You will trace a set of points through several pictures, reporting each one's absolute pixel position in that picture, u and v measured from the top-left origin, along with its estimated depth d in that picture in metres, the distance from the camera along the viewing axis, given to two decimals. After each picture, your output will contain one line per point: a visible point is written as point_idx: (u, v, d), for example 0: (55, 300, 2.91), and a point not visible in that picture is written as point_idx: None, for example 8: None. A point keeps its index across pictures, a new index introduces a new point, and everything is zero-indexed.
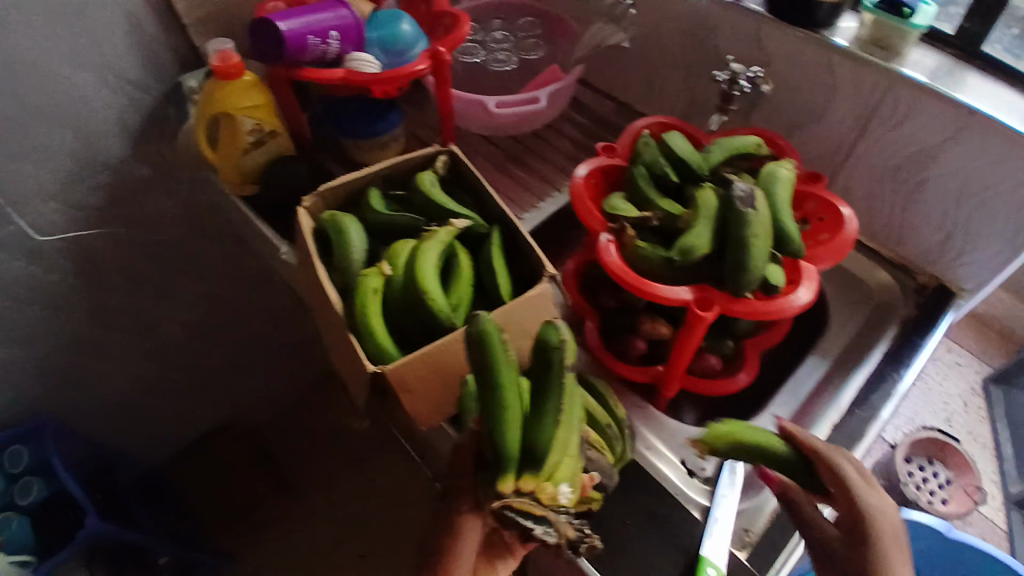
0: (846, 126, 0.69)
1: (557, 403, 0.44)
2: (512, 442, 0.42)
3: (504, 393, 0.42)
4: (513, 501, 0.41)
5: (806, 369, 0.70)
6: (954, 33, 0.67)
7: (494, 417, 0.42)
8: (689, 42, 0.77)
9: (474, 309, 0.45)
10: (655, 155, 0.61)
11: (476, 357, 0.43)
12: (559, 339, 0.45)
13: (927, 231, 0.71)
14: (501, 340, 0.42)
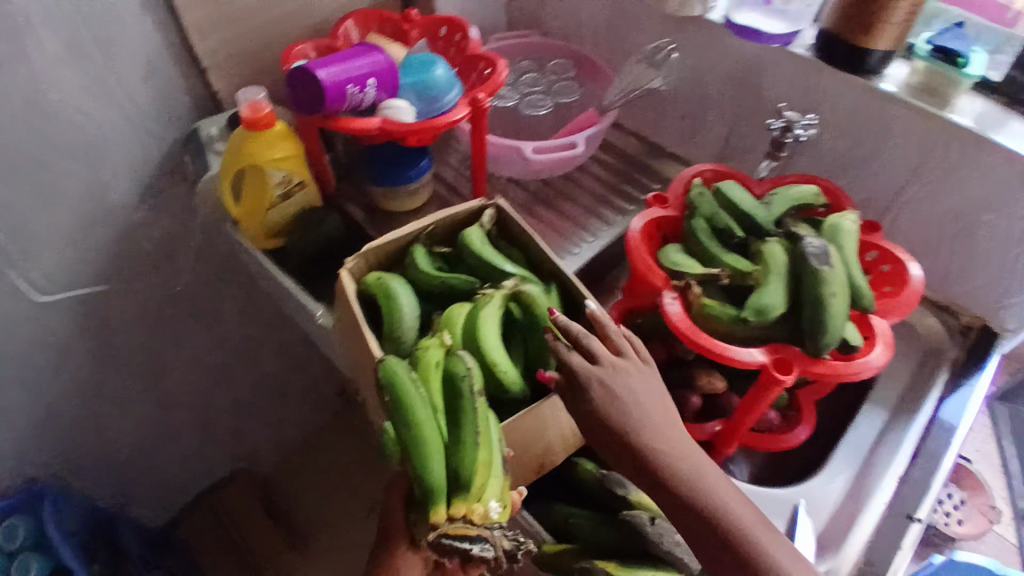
0: (897, 169, 0.67)
1: (474, 426, 0.42)
2: (436, 474, 0.40)
3: (420, 427, 0.42)
4: (447, 527, 0.39)
5: (863, 419, 0.65)
6: (1000, 81, 0.65)
7: (414, 449, 0.41)
8: (731, 84, 0.76)
9: (380, 355, 0.45)
10: (715, 209, 0.60)
11: (389, 402, 0.43)
12: (467, 368, 0.45)
13: (974, 276, 0.68)
14: (406, 374, 0.43)
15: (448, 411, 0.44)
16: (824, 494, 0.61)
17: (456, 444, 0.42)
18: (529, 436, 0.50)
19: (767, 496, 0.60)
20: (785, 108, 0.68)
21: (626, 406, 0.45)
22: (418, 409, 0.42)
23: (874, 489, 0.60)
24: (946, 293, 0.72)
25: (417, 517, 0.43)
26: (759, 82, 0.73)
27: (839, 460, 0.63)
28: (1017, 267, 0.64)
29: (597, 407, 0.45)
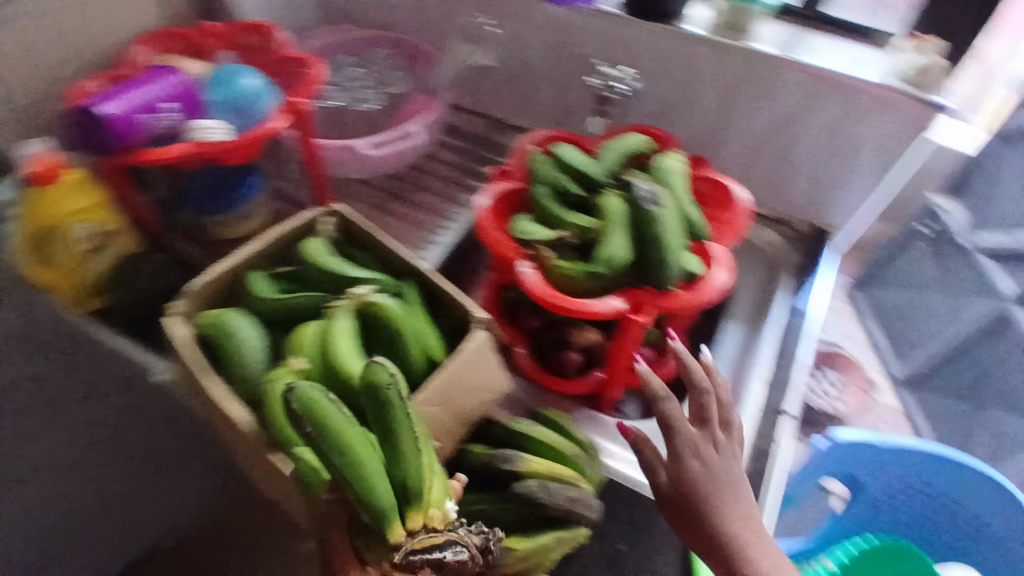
0: (713, 105, 0.72)
1: (409, 433, 0.42)
2: (383, 492, 0.39)
3: (355, 450, 0.40)
4: (411, 543, 0.39)
5: (725, 335, 0.72)
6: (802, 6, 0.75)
7: (356, 475, 0.40)
8: (550, 52, 0.76)
9: (288, 384, 0.42)
10: (553, 172, 0.61)
11: (312, 434, 0.41)
12: (390, 375, 0.42)
13: (797, 184, 0.75)
14: (329, 400, 0.41)
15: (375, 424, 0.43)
16: None
17: (394, 455, 0.41)
18: None
19: None
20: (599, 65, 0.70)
21: (727, 489, 0.50)
22: (338, 438, 0.40)
23: (745, 397, 0.66)
24: (777, 206, 0.78)
25: (371, 540, 0.42)
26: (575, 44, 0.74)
27: None
28: (827, 168, 0.72)
29: (705, 485, 0.50)
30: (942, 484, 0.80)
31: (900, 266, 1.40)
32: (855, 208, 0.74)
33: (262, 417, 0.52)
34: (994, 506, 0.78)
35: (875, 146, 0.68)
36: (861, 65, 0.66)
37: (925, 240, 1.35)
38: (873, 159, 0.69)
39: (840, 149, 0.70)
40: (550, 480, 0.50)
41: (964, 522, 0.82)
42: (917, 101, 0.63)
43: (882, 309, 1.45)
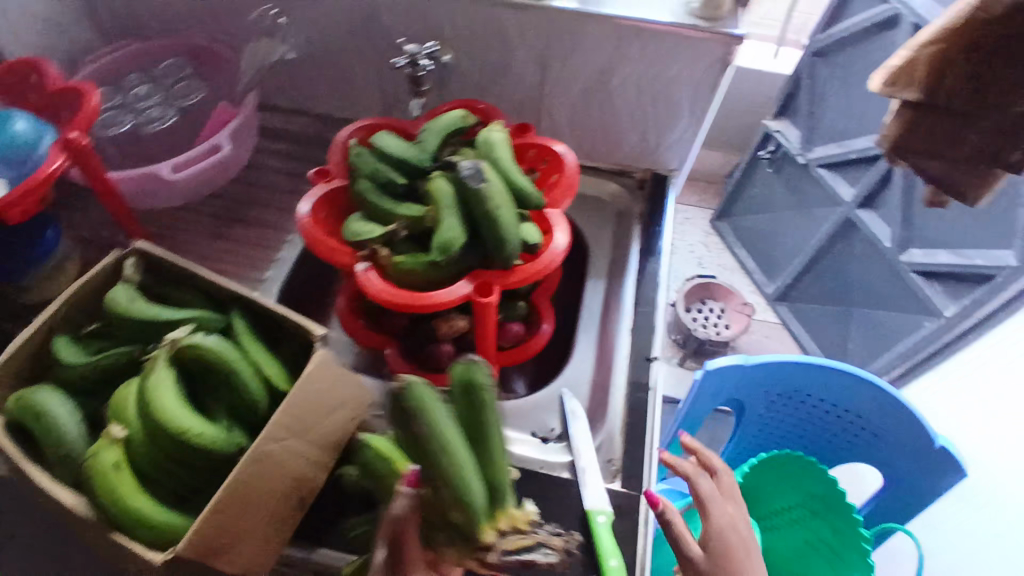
0: (531, 69, 0.70)
1: (502, 435, 0.43)
2: (481, 495, 0.39)
3: (457, 450, 0.39)
4: (507, 543, 0.40)
5: (589, 292, 0.73)
6: None
7: (461, 473, 0.38)
8: (355, 36, 0.70)
9: (405, 378, 0.40)
10: (374, 164, 0.57)
11: (423, 433, 0.39)
12: (490, 380, 0.43)
13: (629, 134, 0.76)
14: (440, 402, 0.39)
15: (464, 431, 0.42)
16: (578, 375, 0.67)
17: (485, 453, 0.42)
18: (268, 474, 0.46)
19: (534, 404, 0.65)
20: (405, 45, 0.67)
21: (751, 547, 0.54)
22: (452, 433, 0.39)
23: (616, 351, 0.67)
24: (616, 159, 0.80)
25: (444, 535, 0.40)
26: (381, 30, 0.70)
27: (584, 342, 0.70)
28: (652, 115, 0.73)
29: (738, 546, 0.52)
30: (818, 391, 0.83)
31: (755, 193, 1.54)
32: (686, 149, 0.76)
33: (95, 499, 0.46)
34: (869, 402, 0.80)
35: (688, 88, 0.69)
36: (651, 6, 0.64)
37: (768, 165, 1.49)
38: (689, 99, 0.70)
39: (656, 93, 0.70)
40: None
41: (845, 427, 0.85)
42: (714, 34, 0.63)
43: (749, 235, 1.59)
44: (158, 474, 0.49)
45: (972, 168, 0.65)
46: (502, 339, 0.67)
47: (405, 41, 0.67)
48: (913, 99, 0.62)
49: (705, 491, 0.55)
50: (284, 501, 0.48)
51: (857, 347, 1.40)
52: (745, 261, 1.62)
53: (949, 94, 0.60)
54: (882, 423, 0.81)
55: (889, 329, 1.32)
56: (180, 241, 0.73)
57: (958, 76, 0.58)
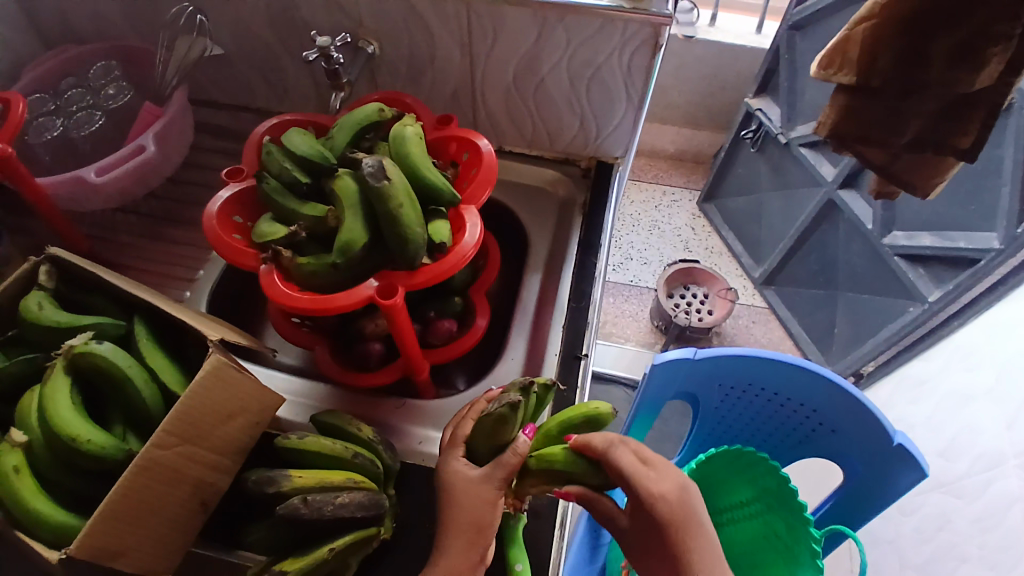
0: (458, 56, 0.68)
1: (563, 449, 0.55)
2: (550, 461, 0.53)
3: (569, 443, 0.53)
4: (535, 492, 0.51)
5: (526, 287, 0.71)
6: None
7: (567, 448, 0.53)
8: (280, 29, 0.70)
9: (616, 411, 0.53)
10: (280, 163, 0.56)
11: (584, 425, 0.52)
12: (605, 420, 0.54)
13: (567, 121, 0.74)
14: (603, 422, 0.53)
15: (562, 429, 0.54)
16: (509, 372, 0.66)
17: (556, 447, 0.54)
18: (161, 485, 0.46)
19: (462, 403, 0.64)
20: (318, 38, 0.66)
21: (691, 517, 0.47)
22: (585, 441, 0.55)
23: (548, 347, 0.67)
24: (558, 148, 0.78)
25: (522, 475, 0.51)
26: (307, 29, 0.69)
27: (518, 335, 0.68)
28: (588, 100, 0.70)
29: (670, 528, 0.46)
30: (772, 384, 0.80)
31: (739, 174, 1.53)
32: (628, 136, 0.74)
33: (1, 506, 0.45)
34: (826, 397, 0.78)
35: (618, 73, 0.66)
36: None
37: (750, 144, 1.46)
38: (620, 84, 0.67)
39: (587, 79, 0.67)
40: (316, 491, 0.47)
41: (800, 421, 0.83)
42: (638, 15, 0.58)
43: (736, 216, 1.58)
44: (59, 478, 0.47)
45: (911, 159, 0.80)
46: (432, 337, 0.66)
47: (318, 34, 0.67)
48: (847, 81, 0.75)
49: (627, 471, 0.47)
50: (185, 506, 0.48)
51: (842, 331, 1.38)
52: (733, 245, 1.61)
53: (881, 76, 0.73)
54: (839, 418, 0.79)
55: (873, 314, 1.29)
56: (119, 243, 0.75)
57: (885, 59, 0.71)
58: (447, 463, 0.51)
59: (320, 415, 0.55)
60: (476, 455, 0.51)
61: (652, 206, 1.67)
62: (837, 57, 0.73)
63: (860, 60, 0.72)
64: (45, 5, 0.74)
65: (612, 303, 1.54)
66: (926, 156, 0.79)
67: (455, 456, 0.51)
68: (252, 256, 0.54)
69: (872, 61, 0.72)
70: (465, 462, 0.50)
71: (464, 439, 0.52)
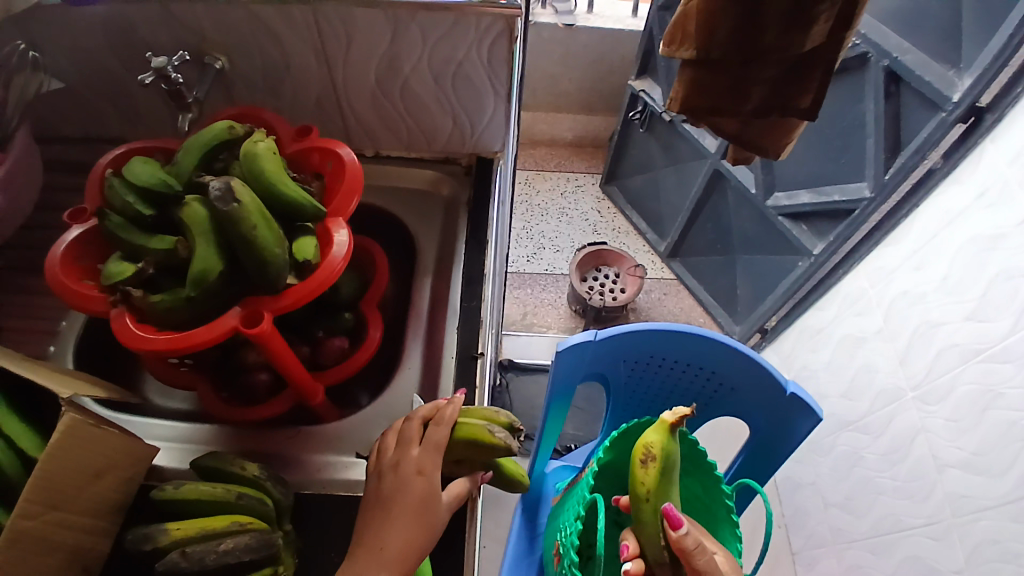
0: (315, 65, 0.66)
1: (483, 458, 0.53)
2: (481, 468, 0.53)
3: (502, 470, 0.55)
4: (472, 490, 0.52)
5: (418, 292, 0.70)
6: None
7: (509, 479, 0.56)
8: (117, 53, 0.65)
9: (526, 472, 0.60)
10: (122, 195, 0.52)
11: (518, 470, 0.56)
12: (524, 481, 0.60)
13: (439, 121, 0.73)
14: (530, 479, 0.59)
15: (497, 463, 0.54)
16: (407, 380, 0.65)
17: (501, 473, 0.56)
18: (34, 558, 0.42)
19: (361, 423, 0.62)
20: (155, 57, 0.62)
21: None
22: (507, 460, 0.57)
23: (445, 351, 0.65)
24: (436, 147, 0.77)
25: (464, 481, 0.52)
26: (146, 47, 0.64)
27: (413, 344, 0.67)
28: (457, 98, 0.70)
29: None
30: (678, 356, 0.83)
31: (634, 154, 1.58)
32: (502, 129, 0.74)
33: None
34: (727, 362, 0.81)
35: (480, 69, 0.65)
36: None
37: (640, 125, 1.50)
38: (483, 79, 0.67)
39: (451, 76, 0.66)
40: (198, 542, 0.45)
41: (704, 387, 0.86)
42: (489, 8, 0.58)
43: (638, 195, 1.63)
44: None
45: (761, 124, 0.86)
46: (322, 358, 0.63)
47: (157, 53, 0.62)
48: (689, 56, 0.77)
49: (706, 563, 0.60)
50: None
51: (744, 292, 1.45)
52: (639, 223, 1.65)
53: (720, 48, 0.75)
54: (737, 378, 0.82)
55: (770, 272, 1.36)
56: None
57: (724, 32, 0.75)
58: (401, 460, 0.48)
59: (203, 458, 0.51)
60: (432, 441, 0.49)
61: (557, 194, 1.70)
62: (677, 34, 0.76)
63: (698, 33, 0.75)
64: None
65: (529, 294, 1.55)
66: (773, 121, 0.85)
67: (411, 452, 0.48)
68: (100, 299, 0.49)
69: (711, 35, 0.74)
70: (420, 458, 0.48)
71: (411, 439, 0.49)
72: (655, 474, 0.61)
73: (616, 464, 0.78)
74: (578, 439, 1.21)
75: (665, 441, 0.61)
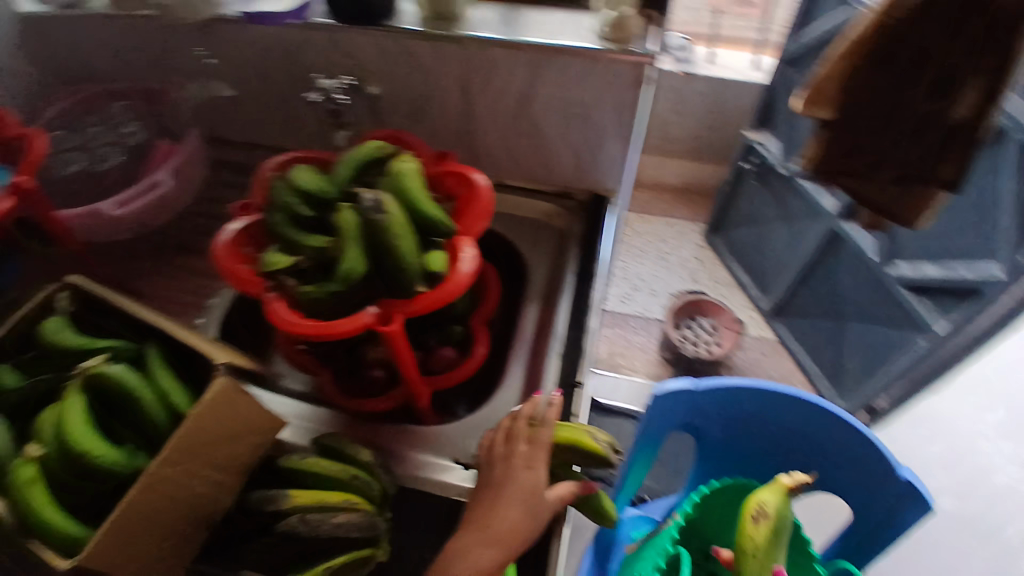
0: (457, 98, 0.72)
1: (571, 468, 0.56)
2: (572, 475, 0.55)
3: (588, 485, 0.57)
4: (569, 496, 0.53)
5: (524, 317, 0.73)
6: None
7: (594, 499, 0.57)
8: (290, 75, 0.75)
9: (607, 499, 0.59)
10: (286, 197, 0.59)
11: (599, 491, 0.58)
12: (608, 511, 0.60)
13: (562, 157, 0.77)
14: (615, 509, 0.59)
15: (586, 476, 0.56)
16: (506, 398, 0.68)
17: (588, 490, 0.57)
18: (165, 498, 0.48)
19: (459, 432, 0.66)
20: (322, 80, 0.71)
21: None
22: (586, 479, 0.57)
23: (546, 376, 0.67)
24: (556, 182, 0.81)
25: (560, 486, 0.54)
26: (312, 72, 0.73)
27: (514, 366, 0.70)
28: (582, 137, 0.73)
29: None
30: (779, 418, 0.81)
31: (744, 206, 1.56)
32: (621, 169, 0.77)
33: (8, 518, 0.47)
34: (832, 432, 0.78)
35: (607, 112, 0.69)
36: (573, 30, 0.64)
37: (754, 176, 1.49)
38: (609, 121, 0.70)
39: (580, 116, 0.71)
40: (313, 511, 0.49)
41: (804, 455, 0.83)
42: (623, 54, 0.62)
43: (743, 248, 1.60)
44: (71, 489, 0.50)
45: (901, 186, 0.85)
46: (433, 367, 0.67)
47: (324, 76, 0.71)
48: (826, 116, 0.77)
49: None
50: (187, 525, 0.50)
51: (853, 365, 1.37)
52: (741, 277, 1.62)
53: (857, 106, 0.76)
54: (842, 451, 0.79)
55: (882, 344, 1.28)
56: (136, 275, 0.78)
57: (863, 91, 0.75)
58: (510, 453, 0.50)
59: (323, 438, 0.57)
60: (541, 440, 0.51)
61: (658, 237, 1.70)
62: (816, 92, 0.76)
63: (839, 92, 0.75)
64: (64, 51, 0.78)
65: (619, 333, 1.55)
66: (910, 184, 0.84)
67: (519, 447, 0.50)
68: (257, 282, 0.56)
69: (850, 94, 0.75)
70: (529, 454, 0.50)
71: (521, 434, 0.51)
72: (766, 533, 0.59)
73: (702, 521, 0.76)
74: (656, 487, 1.19)
75: (780, 502, 0.61)
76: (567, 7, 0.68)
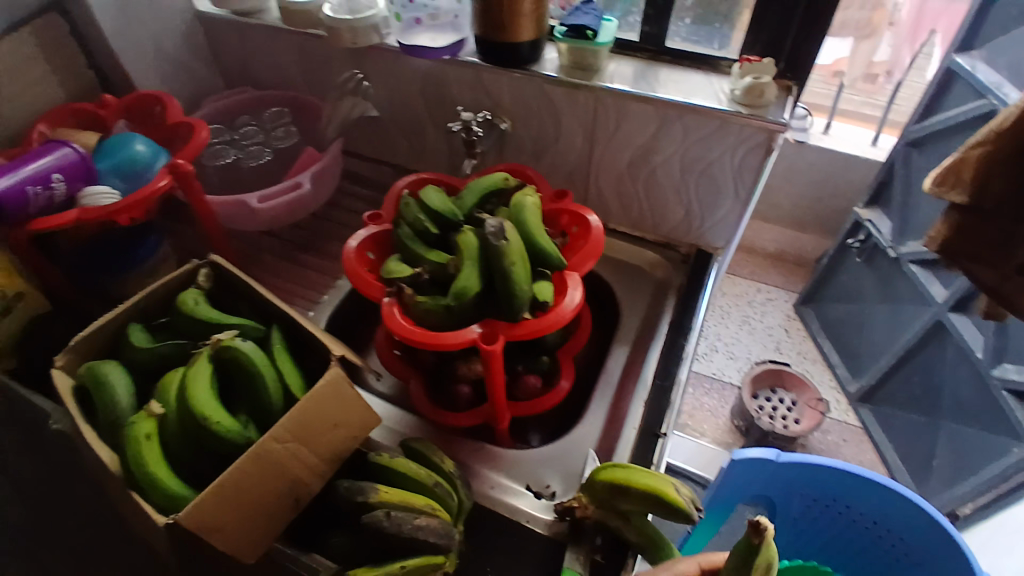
0: (580, 141, 0.76)
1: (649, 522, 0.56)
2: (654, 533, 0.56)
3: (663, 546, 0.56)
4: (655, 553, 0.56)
5: (612, 358, 0.74)
6: (640, 39, 0.73)
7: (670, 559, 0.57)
8: (428, 101, 0.81)
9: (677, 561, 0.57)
10: (415, 213, 0.64)
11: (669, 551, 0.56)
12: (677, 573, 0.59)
13: (672, 210, 0.78)
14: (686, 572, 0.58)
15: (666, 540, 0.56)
16: (585, 436, 0.69)
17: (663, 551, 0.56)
18: (266, 474, 0.52)
19: (537, 459, 0.67)
20: (461, 110, 0.76)
21: None
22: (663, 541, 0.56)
23: (627, 420, 0.68)
24: (662, 232, 0.82)
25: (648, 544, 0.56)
26: (450, 101, 0.79)
27: (596, 404, 0.71)
28: (696, 193, 0.75)
29: None
30: (862, 506, 0.77)
31: (842, 282, 1.50)
32: (731, 229, 0.77)
33: (125, 466, 0.52)
34: (920, 530, 0.74)
35: (728, 172, 0.70)
36: (709, 93, 0.67)
37: (858, 253, 1.44)
38: (727, 181, 0.71)
39: (699, 172, 0.72)
40: (398, 509, 0.52)
41: (885, 548, 0.79)
42: (754, 120, 0.63)
43: (836, 325, 1.53)
44: (180, 450, 0.55)
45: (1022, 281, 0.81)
46: (517, 392, 0.69)
47: (462, 107, 0.76)
48: (960, 200, 0.78)
49: None
50: (282, 504, 0.53)
51: (942, 465, 1.28)
52: (830, 355, 1.55)
53: (993, 196, 0.76)
54: (929, 553, 0.74)
55: (977, 450, 1.20)
56: (259, 262, 0.85)
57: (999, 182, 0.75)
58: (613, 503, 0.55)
59: (410, 441, 0.60)
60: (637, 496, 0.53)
61: (745, 301, 1.66)
62: (950, 177, 0.78)
63: (972, 181, 0.76)
64: (236, 54, 0.90)
65: (692, 392, 1.51)
66: None
67: (621, 502, 0.54)
68: (379, 287, 0.61)
69: (985, 184, 0.76)
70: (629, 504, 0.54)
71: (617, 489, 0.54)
72: None
73: None
74: None
75: None
76: (706, 70, 0.71)
